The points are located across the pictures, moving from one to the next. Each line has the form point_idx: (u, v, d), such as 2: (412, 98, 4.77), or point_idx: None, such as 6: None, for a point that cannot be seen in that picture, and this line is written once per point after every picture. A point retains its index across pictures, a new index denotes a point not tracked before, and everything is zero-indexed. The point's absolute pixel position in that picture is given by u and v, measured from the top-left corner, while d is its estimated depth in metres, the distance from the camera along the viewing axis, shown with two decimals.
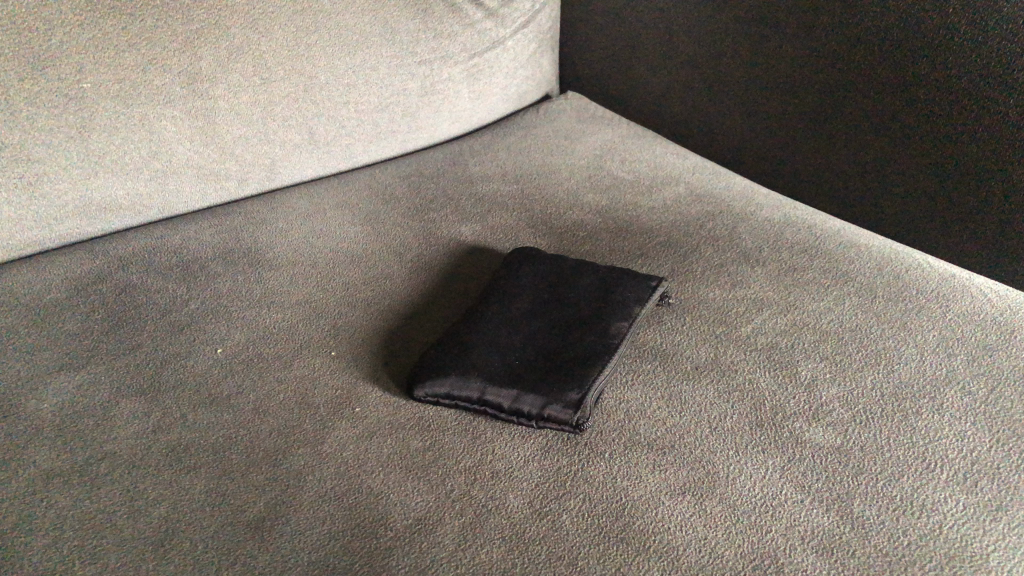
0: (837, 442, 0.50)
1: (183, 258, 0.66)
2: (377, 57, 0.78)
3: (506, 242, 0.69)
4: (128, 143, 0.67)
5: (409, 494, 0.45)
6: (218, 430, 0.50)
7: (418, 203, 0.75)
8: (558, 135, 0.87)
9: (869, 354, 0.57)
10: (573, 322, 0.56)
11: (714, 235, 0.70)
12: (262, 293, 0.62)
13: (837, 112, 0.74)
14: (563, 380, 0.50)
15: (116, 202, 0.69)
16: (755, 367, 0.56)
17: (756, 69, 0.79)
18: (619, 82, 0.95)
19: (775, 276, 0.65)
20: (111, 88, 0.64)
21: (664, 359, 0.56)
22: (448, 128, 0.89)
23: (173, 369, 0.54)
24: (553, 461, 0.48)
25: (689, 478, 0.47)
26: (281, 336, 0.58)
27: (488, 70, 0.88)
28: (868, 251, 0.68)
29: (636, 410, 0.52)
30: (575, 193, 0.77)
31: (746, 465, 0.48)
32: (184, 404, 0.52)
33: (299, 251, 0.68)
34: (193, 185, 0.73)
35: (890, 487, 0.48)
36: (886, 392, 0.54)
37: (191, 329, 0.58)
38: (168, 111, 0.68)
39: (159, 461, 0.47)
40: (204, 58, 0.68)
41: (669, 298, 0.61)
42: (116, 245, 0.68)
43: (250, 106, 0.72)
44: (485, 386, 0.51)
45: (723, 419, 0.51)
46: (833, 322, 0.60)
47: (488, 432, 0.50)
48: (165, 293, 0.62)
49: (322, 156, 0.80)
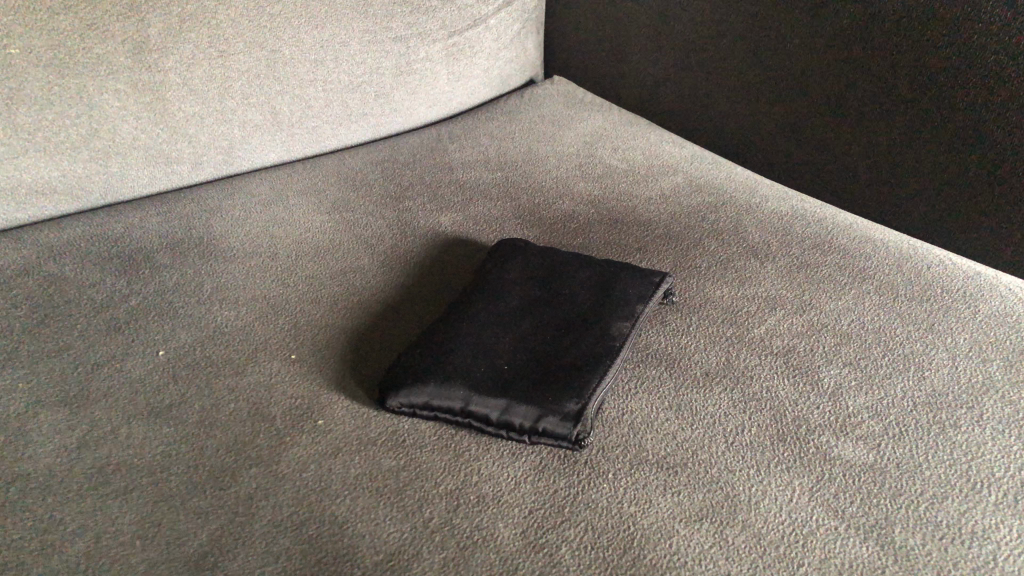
0: (870, 459, 0.44)
1: (126, 248, 0.59)
2: (348, 31, 0.71)
3: (490, 233, 0.63)
4: (64, 118, 0.59)
5: (381, 523, 0.39)
6: (154, 445, 0.42)
7: (391, 191, 0.68)
8: (545, 121, 0.80)
9: (897, 358, 0.51)
10: (566, 322, 0.49)
11: (718, 227, 0.64)
12: (214, 287, 0.55)
13: (848, 97, 0.69)
14: (557, 388, 0.44)
15: (51, 185, 0.61)
16: (772, 373, 0.49)
17: (758, 50, 0.73)
18: (610, 67, 0.89)
19: (786, 273, 0.59)
20: (44, 56, 0.57)
21: (670, 364, 0.50)
22: (425, 112, 0.82)
23: (105, 375, 0.47)
24: (548, 483, 0.41)
25: (705, 504, 0.41)
26: (233, 337, 0.50)
27: (469, 50, 0.81)
28: (885, 245, 0.63)
29: (640, 423, 0.45)
30: (564, 182, 0.70)
31: (770, 487, 0.42)
32: (117, 416, 0.44)
33: (258, 241, 0.60)
34: (140, 168, 0.65)
35: (934, 512, 0.41)
36: (919, 402, 0.48)
37: (130, 329, 0.51)
38: (110, 83, 0.60)
39: (85, 485, 0.40)
40: (152, 25, 0.61)
41: (672, 296, 0.55)
42: (49, 232, 0.60)
43: (204, 82, 0.65)
44: (469, 395, 0.44)
45: (740, 433, 0.45)
46: (855, 323, 0.54)
47: (471, 448, 0.43)
48: (101, 288, 0.54)
49: (286, 139, 0.73)
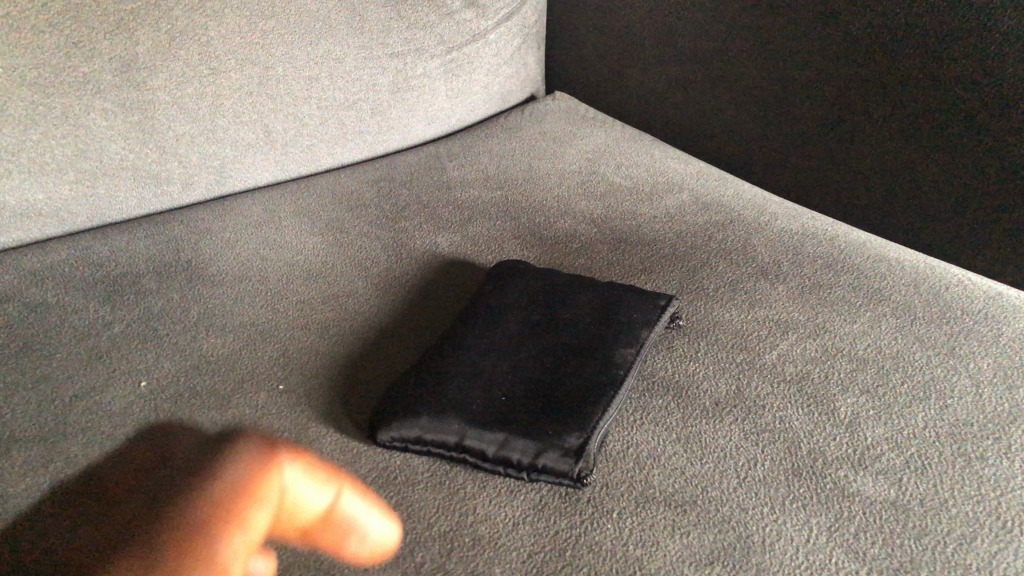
0: (891, 495, 0.41)
1: (111, 273, 0.57)
2: (343, 47, 0.69)
3: (489, 254, 0.60)
4: (49, 139, 0.58)
5: (370, 569, 0.36)
6: (132, 484, 0.40)
7: (388, 211, 0.66)
8: (546, 138, 0.78)
9: (916, 385, 0.49)
10: (566, 349, 0.47)
11: (726, 247, 0.62)
12: (201, 313, 0.53)
13: (859, 111, 0.66)
14: (555, 421, 0.42)
15: (35, 208, 0.59)
16: (784, 402, 0.47)
17: (766, 64, 0.71)
18: (613, 83, 0.87)
19: (798, 294, 0.56)
20: (28, 75, 0.55)
21: (677, 393, 0.47)
22: (423, 130, 0.80)
23: (83, 408, 0.45)
24: (549, 523, 0.39)
25: (717, 545, 0.38)
26: (219, 366, 0.48)
27: (469, 66, 0.79)
28: (899, 264, 0.60)
29: (646, 457, 0.43)
30: (566, 200, 0.68)
31: (785, 527, 0.39)
32: (94, 453, 0.42)
33: (248, 264, 0.58)
34: (129, 190, 0.63)
35: (962, 554, 0.38)
36: (941, 432, 0.45)
37: (112, 358, 0.49)
38: (97, 102, 0.59)
39: (55, 527, 0.38)
40: (140, 43, 0.59)
41: (679, 320, 0.53)
42: (32, 257, 0.58)
43: (194, 100, 0.63)
44: (464, 428, 0.41)
45: (752, 467, 0.43)
46: (871, 347, 0.52)
47: (467, 486, 0.41)
48: (82, 316, 0.52)
49: (280, 158, 0.71)
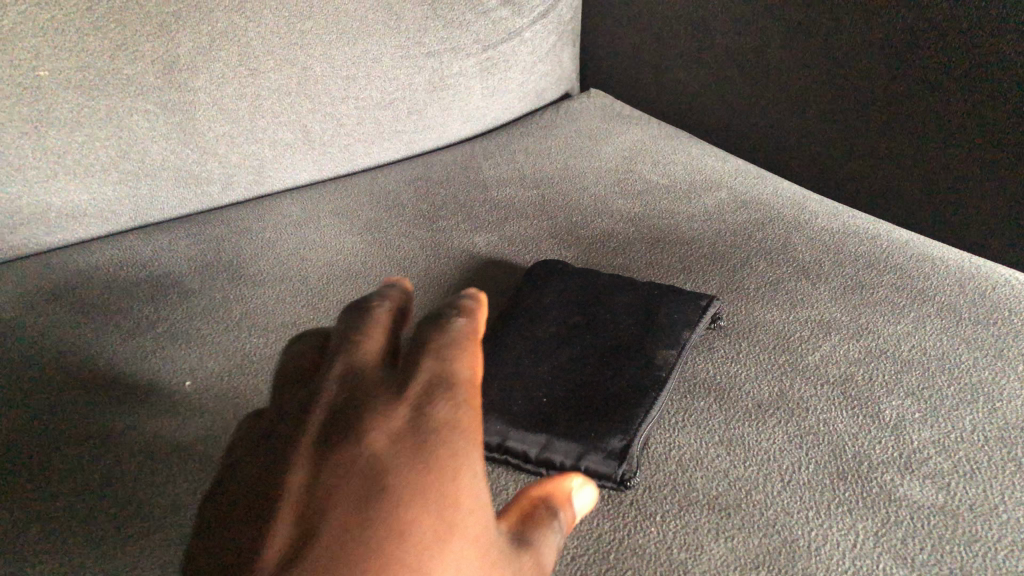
0: (939, 499, 0.41)
1: (153, 273, 0.58)
2: (380, 47, 0.69)
3: (526, 254, 0.60)
4: (93, 140, 0.58)
5: None
6: (180, 483, 0.41)
7: (425, 210, 0.66)
8: (582, 136, 0.78)
9: (963, 388, 0.48)
10: (608, 350, 0.47)
11: (766, 246, 0.61)
12: (242, 313, 0.53)
13: (901, 109, 0.65)
14: (598, 426, 0.42)
15: (79, 208, 0.60)
16: (828, 404, 0.46)
17: (805, 60, 0.70)
18: (648, 80, 0.86)
19: (840, 294, 0.56)
20: (73, 78, 0.56)
21: (719, 395, 0.47)
22: (459, 128, 0.80)
23: (130, 407, 0.46)
24: (592, 526, 0.39)
25: (762, 549, 0.38)
26: (262, 365, 0.49)
27: (504, 65, 0.79)
28: (944, 264, 0.59)
29: (689, 459, 0.43)
30: (603, 199, 0.68)
31: (831, 531, 0.39)
32: (142, 451, 0.43)
33: (287, 264, 0.59)
34: (170, 190, 0.64)
35: (1014, 561, 0.38)
36: (990, 436, 0.45)
37: (157, 358, 0.49)
38: (140, 103, 0.59)
39: (106, 525, 0.38)
40: (182, 44, 0.59)
41: (721, 321, 0.52)
42: (77, 257, 0.59)
43: (234, 100, 0.64)
44: (506, 429, 0.42)
45: (796, 471, 0.42)
46: (916, 349, 0.51)
47: (509, 487, 0.41)
48: (127, 316, 0.53)
49: (317, 158, 0.71)
